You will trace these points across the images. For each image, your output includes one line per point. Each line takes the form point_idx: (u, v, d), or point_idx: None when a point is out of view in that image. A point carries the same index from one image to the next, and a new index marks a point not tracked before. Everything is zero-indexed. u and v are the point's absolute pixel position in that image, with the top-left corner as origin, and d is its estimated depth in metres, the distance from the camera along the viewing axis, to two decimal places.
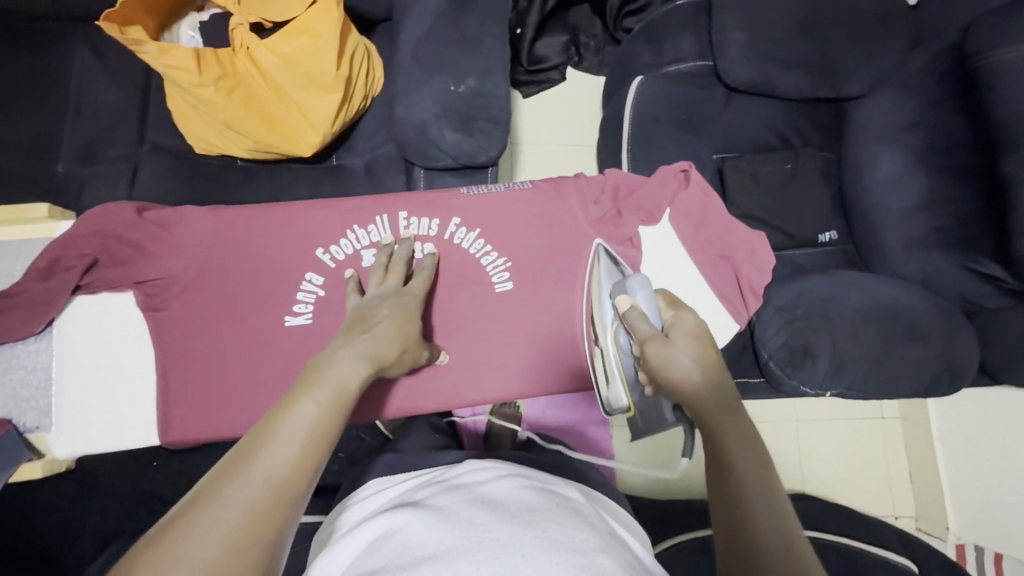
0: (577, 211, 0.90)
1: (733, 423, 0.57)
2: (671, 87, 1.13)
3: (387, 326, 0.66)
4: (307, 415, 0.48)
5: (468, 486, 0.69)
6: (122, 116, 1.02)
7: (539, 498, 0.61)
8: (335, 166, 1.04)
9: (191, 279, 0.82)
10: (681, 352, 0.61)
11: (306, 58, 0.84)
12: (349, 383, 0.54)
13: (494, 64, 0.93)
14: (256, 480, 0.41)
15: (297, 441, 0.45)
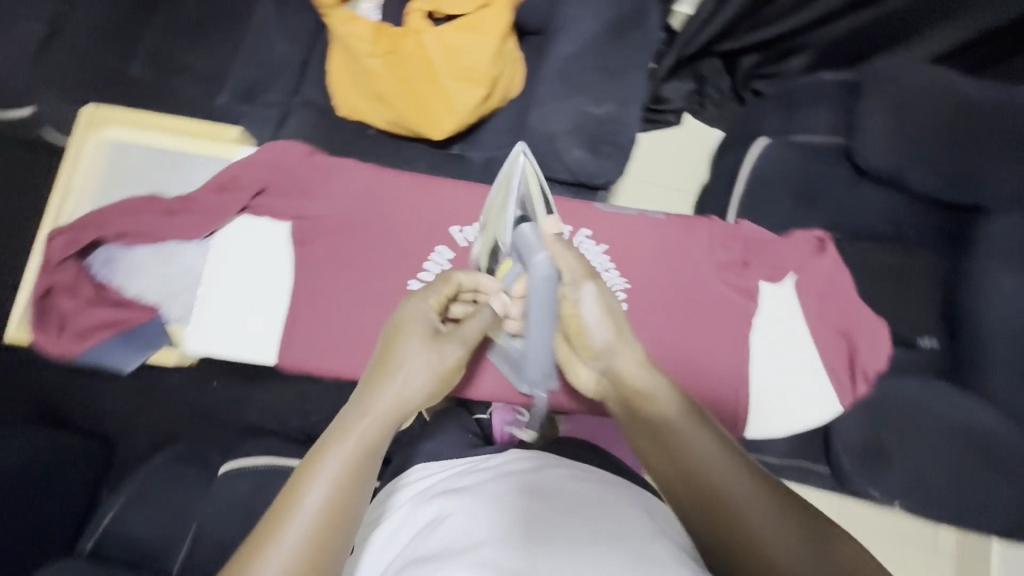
0: (707, 253, 0.88)
1: (700, 436, 0.58)
2: (795, 155, 1.12)
3: (421, 360, 0.63)
4: (323, 481, 0.52)
5: (508, 468, 0.68)
6: (284, 66, 1.12)
7: (585, 492, 0.62)
8: (456, 155, 1.10)
9: (334, 225, 0.89)
10: (590, 297, 0.64)
11: (466, 51, 0.91)
12: (367, 440, 0.56)
13: (633, 95, 0.96)
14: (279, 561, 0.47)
15: (303, 532, 0.49)
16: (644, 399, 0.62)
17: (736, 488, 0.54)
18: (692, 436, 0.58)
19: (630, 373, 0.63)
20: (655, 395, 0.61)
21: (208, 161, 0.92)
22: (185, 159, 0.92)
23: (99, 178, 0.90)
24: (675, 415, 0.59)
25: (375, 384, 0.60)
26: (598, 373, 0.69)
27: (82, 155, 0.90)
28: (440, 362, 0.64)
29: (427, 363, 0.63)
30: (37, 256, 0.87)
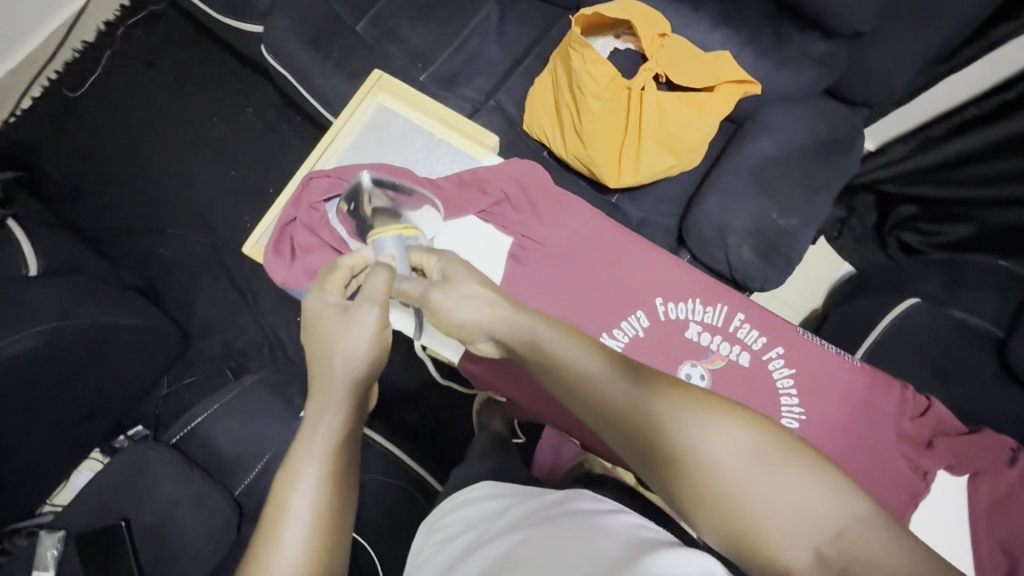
0: (892, 417, 0.79)
1: (619, 399, 0.52)
2: (943, 328, 1.10)
3: (351, 338, 0.61)
4: (308, 482, 0.54)
5: (574, 509, 0.64)
6: (491, 70, 1.17)
7: (650, 540, 0.54)
8: (614, 204, 1.12)
9: (551, 257, 0.89)
10: (468, 290, 0.65)
11: (678, 122, 0.93)
12: (333, 429, 0.58)
13: (816, 219, 0.98)
14: (285, 564, 0.50)
15: (300, 531, 0.52)
16: (567, 377, 0.56)
17: (687, 450, 0.47)
18: (613, 400, 0.53)
19: (538, 344, 0.59)
20: (560, 356, 0.57)
21: (458, 154, 0.95)
22: (438, 144, 0.96)
23: (363, 136, 0.95)
24: (592, 383, 0.54)
25: (318, 376, 0.61)
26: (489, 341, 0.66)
27: (355, 110, 0.95)
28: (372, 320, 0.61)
29: (360, 334, 0.61)
30: (291, 188, 0.92)
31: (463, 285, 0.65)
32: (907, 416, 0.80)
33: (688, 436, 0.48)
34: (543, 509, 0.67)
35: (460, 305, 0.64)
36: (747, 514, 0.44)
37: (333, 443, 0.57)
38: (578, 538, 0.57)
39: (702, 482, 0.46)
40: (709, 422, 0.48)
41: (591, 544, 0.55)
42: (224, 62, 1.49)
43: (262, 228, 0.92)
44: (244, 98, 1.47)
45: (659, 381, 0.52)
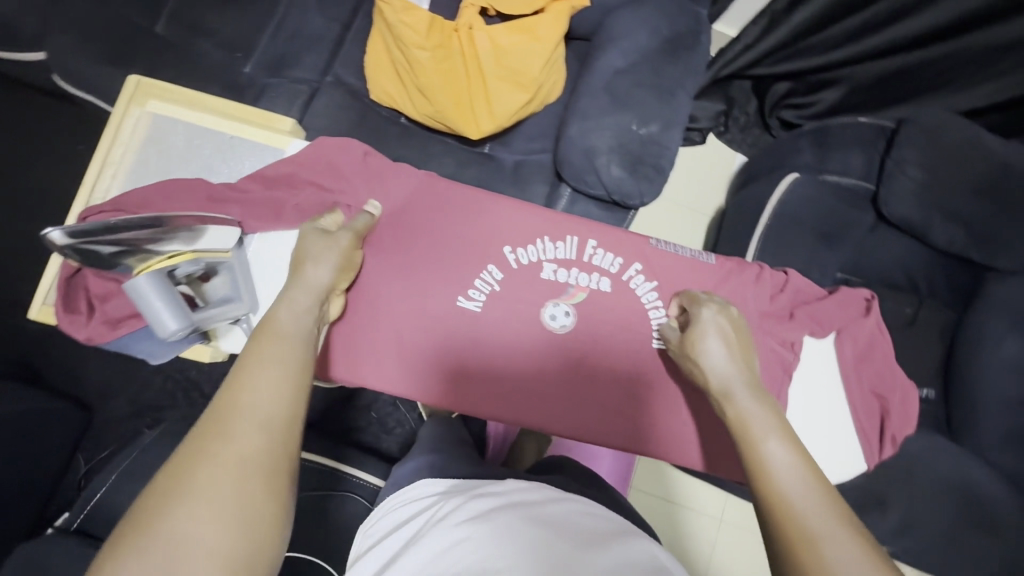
0: (750, 299, 0.82)
1: (784, 478, 0.51)
2: (825, 196, 1.13)
3: (327, 250, 0.71)
4: (279, 356, 0.55)
5: (515, 498, 0.65)
6: (319, 42, 1.07)
7: (597, 532, 0.59)
8: (485, 155, 1.08)
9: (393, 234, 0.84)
10: (714, 345, 0.71)
11: (516, 55, 0.88)
12: (289, 356, 0.56)
13: (676, 118, 0.96)
14: (255, 404, 0.50)
15: (277, 365, 0.54)
16: (743, 434, 0.58)
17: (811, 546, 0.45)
18: (780, 481, 0.51)
19: (730, 410, 0.62)
20: (756, 425, 0.58)
21: (258, 149, 0.87)
22: (231, 142, 0.87)
23: (138, 155, 0.86)
24: (769, 457, 0.53)
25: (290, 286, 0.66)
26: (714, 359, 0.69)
27: (121, 128, 0.86)
28: (325, 245, 0.71)
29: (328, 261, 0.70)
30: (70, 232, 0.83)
31: (705, 344, 0.71)
32: (768, 294, 0.82)
33: (824, 541, 0.45)
34: (481, 502, 0.64)
35: (704, 362, 0.70)
36: None
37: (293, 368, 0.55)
38: (527, 529, 0.57)
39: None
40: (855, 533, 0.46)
41: (546, 529, 0.57)
42: (29, 102, 1.30)
43: (47, 286, 0.82)
44: (65, 136, 1.29)
45: (822, 480, 0.51)
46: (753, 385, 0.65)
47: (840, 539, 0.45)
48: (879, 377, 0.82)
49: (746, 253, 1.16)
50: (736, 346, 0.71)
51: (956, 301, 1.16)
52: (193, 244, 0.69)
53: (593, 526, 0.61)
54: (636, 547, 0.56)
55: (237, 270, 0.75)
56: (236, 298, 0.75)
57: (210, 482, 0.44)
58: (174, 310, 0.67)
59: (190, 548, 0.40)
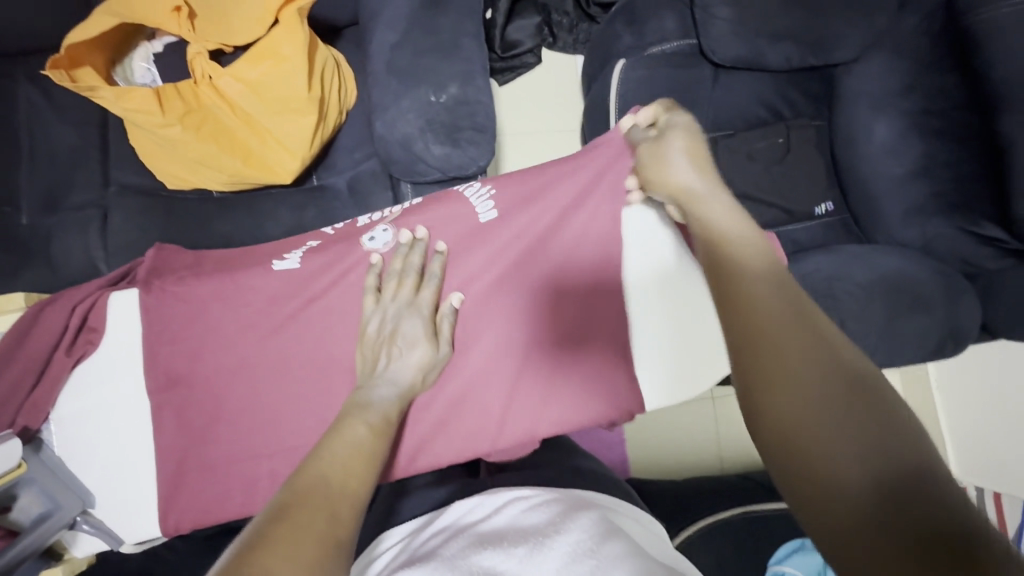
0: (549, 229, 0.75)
1: (760, 293, 0.43)
2: (656, 69, 1.09)
3: (413, 324, 0.67)
4: (346, 447, 0.52)
5: (458, 526, 0.62)
6: (82, 157, 0.96)
7: (559, 507, 0.62)
8: (317, 188, 1.01)
9: (176, 320, 0.68)
10: (679, 142, 0.63)
11: (274, 83, 0.79)
12: (365, 446, 0.54)
13: (473, 67, 0.88)
14: (339, 480, 0.47)
15: (349, 454, 0.51)
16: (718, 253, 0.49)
17: (778, 366, 0.39)
18: (759, 300, 0.43)
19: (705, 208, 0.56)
20: (738, 247, 0.49)
21: None
22: None
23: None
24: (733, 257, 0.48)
25: (352, 401, 0.60)
26: (689, 163, 0.61)
27: None
28: (421, 333, 0.67)
29: (410, 342, 0.66)
30: None
31: (667, 150, 0.63)
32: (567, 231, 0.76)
33: (794, 347, 0.39)
34: (425, 541, 0.60)
35: (671, 168, 0.62)
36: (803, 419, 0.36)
37: (372, 456, 0.54)
38: (506, 536, 0.56)
39: (793, 375, 0.38)
40: (826, 334, 0.40)
41: (524, 529, 0.57)
42: None
43: None
44: None
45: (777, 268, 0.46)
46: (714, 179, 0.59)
47: (811, 348, 0.39)
48: None
49: None
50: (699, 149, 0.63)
51: (819, 110, 1.17)
52: None
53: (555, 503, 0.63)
54: (595, 515, 0.60)
55: (42, 479, 0.63)
56: (56, 507, 0.64)
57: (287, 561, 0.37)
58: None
59: None
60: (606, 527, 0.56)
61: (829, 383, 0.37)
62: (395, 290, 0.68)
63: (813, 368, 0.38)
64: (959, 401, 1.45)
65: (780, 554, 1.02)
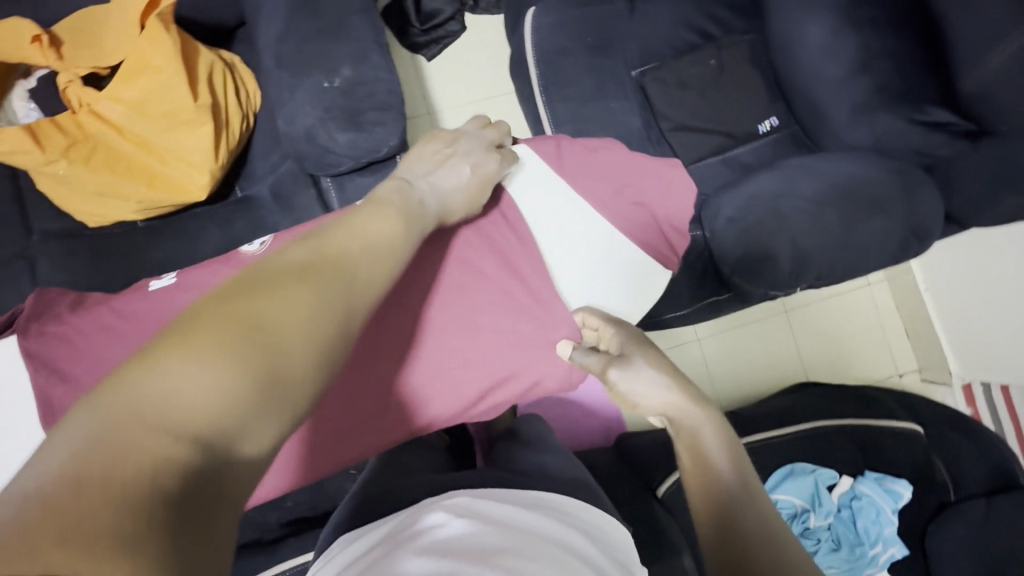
0: None
1: (759, 548, 0.52)
2: (567, 12, 1.04)
3: (484, 162, 0.69)
4: (374, 231, 0.52)
5: (418, 530, 0.58)
6: None
7: (520, 527, 0.57)
8: (241, 200, 0.99)
9: (66, 356, 0.67)
10: (645, 375, 0.66)
11: (155, 98, 0.76)
12: (395, 238, 0.53)
13: (365, 44, 0.84)
14: (358, 259, 0.49)
15: (374, 238, 0.51)
16: (717, 498, 0.56)
17: None
18: (755, 555, 0.51)
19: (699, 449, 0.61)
20: (736, 492, 0.56)
21: None
22: None
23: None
24: (734, 504, 0.55)
25: (391, 192, 0.59)
26: (668, 395, 0.65)
27: None
28: (482, 176, 0.68)
29: (467, 173, 0.67)
30: None
31: (637, 379, 0.66)
32: None
33: None
34: (384, 550, 0.56)
35: (645, 401, 0.66)
36: None
37: (400, 253, 0.53)
38: (479, 542, 0.53)
39: None
40: None
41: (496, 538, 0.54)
42: None
43: None
44: None
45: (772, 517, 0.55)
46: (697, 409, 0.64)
47: None
48: (629, 180, 0.78)
49: (539, 112, 1.07)
50: (670, 369, 0.67)
51: (749, 22, 1.10)
52: None
53: (518, 521, 0.58)
54: (549, 541, 0.55)
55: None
56: None
57: (284, 307, 0.41)
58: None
59: (283, 325, 0.40)
60: (547, 544, 0.54)
61: None
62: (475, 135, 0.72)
63: None
64: (946, 300, 1.41)
65: (774, 482, 1.07)
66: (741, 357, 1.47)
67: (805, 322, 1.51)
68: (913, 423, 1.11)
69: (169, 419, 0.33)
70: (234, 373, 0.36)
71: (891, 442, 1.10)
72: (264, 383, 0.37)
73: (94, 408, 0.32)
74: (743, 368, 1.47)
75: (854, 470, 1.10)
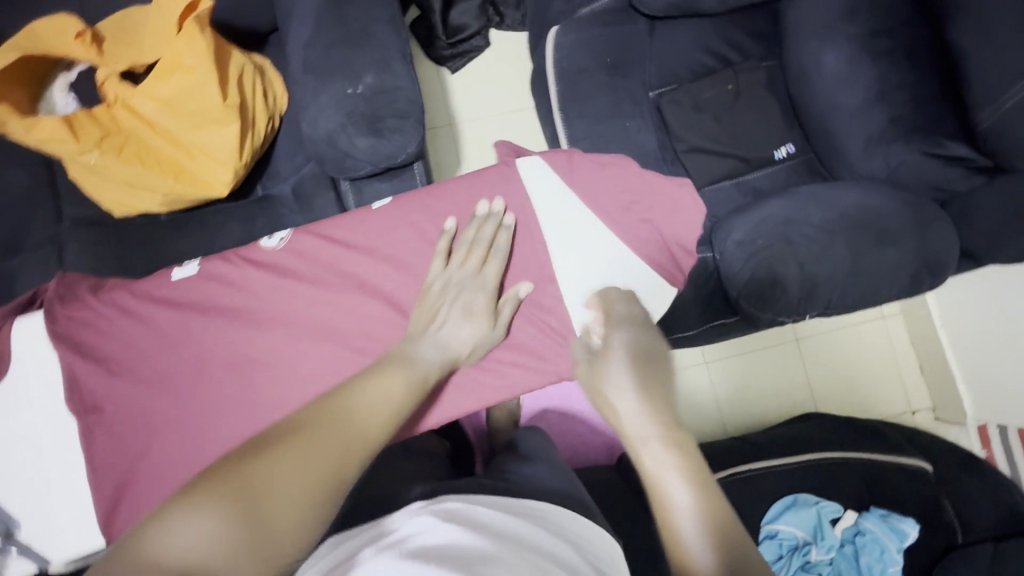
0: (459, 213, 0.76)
1: None
2: (591, 31, 1.07)
3: (474, 296, 0.70)
4: (378, 390, 0.60)
5: (404, 535, 0.57)
6: (33, 196, 0.98)
7: (507, 535, 0.56)
8: (262, 198, 1.02)
9: (94, 337, 0.70)
10: (616, 372, 0.64)
11: (187, 96, 0.79)
12: (397, 397, 0.61)
13: (389, 53, 0.87)
14: (359, 418, 0.56)
15: (378, 400, 0.59)
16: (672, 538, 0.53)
17: None
18: None
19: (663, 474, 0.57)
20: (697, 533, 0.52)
21: None
22: None
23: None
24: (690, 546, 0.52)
25: (400, 351, 0.66)
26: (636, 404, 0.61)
27: None
28: (481, 307, 0.70)
29: (458, 315, 0.69)
30: None
31: (608, 378, 0.64)
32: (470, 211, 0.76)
33: None
34: (366, 555, 0.55)
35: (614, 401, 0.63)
36: None
37: (398, 408, 0.60)
38: (467, 547, 0.53)
39: None
40: None
41: (488, 546, 0.53)
42: None
43: None
44: None
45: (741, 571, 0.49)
46: (672, 431, 0.59)
47: None
48: (639, 197, 0.78)
49: (557, 128, 1.09)
50: (644, 374, 0.64)
51: (768, 50, 1.11)
52: None
53: (509, 530, 0.57)
54: (537, 553, 0.54)
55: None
56: None
57: (283, 468, 0.48)
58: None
59: (280, 487, 0.47)
60: (537, 557, 0.53)
61: None
62: (463, 243, 0.72)
63: None
64: (961, 337, 1.38)
65: (774, 513, 1.05)
66: (748, 384, 1.45)
67: (815, 352, 1.48)
68: (924, 461, 1.08)
69: (161, 567, 0.39)
70: (222, 530, 0.42)
71: (896, 478, 1.08)
72: (250, 541, 0.43)
73: (116, 564, 0.40)
74: (749, 394, 1.45)
75: (859, 505, 1.08)
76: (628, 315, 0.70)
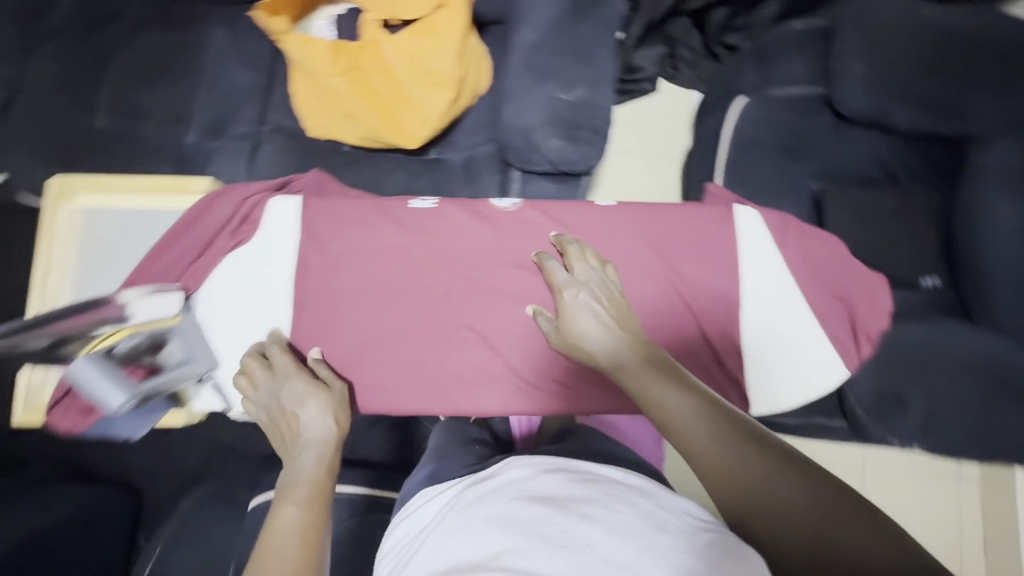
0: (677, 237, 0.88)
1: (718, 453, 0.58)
2: (777, 113, 1.12)
3: (290, 384, 0.80)
4: (283, 530, 0.65)
5: (510, 479, 0.65)
6: (249, 95, 1.11)
7: (614, 484, 0.63)
8: (433, 160, 1.09)
9: (318, 239, 0.88)
10: (582, 313, 0.78)
11: (427, 57, 0.88)
12: (298, 522, 0.66)
13: (603, 75, 0.94)
14: (276, 567, 0.61)
15: (288, 536, 0.64)
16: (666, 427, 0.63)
17: (762, 501, 0.54)
18: (716, 460, 0.58)
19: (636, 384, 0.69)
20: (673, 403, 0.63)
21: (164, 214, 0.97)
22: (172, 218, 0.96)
23: (125, 254, 0.94)
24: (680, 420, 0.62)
25: (283, 482, 0.72)
26: (598, 343, 0.75)
27: (58, 232, 0.94)
28: (306, 390, 0.79)
29: (316, 409, 0.78)
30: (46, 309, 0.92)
31: (577, 326, 0.78)
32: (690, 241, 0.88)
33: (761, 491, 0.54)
34: (475, 496, 0.65)
35: (587, 347, 0.77)
36: (774, 517, 0.53)
37: (313, 520, 0.67)
38: (577, 493, 0.59)
39: (773, 515, 0.53)
40: (777, 478, 0.55)
41: (595, 493, 0.59)
42: None
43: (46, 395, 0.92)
44: None
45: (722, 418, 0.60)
46: (636, 344, 0.73)
47: (778, 485, 0.54)
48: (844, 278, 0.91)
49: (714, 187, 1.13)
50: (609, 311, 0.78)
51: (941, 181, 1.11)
52: (130, 320, 0.76)
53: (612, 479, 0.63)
54: (637, 492, 0.60)
55: (186, 333, 0.84)
56: (193, 358, 0.84)
57: None
58: (119, 381, 0.74)
59: None
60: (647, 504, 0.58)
61: (802, 496, 0.53)
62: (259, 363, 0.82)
63: (775, 514, 0.53)
64: None
65: None
66: None
67: (878, 487, 1.42)
68: None
69: None
70: None
71: None
72: None
73: None
74: None
75: None
76: (580, 258, 0.83)
